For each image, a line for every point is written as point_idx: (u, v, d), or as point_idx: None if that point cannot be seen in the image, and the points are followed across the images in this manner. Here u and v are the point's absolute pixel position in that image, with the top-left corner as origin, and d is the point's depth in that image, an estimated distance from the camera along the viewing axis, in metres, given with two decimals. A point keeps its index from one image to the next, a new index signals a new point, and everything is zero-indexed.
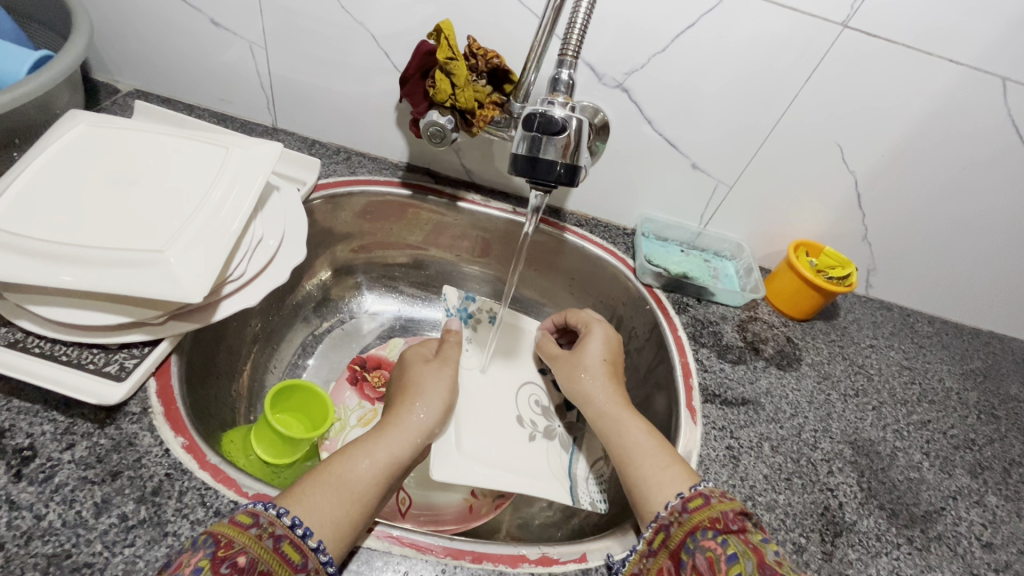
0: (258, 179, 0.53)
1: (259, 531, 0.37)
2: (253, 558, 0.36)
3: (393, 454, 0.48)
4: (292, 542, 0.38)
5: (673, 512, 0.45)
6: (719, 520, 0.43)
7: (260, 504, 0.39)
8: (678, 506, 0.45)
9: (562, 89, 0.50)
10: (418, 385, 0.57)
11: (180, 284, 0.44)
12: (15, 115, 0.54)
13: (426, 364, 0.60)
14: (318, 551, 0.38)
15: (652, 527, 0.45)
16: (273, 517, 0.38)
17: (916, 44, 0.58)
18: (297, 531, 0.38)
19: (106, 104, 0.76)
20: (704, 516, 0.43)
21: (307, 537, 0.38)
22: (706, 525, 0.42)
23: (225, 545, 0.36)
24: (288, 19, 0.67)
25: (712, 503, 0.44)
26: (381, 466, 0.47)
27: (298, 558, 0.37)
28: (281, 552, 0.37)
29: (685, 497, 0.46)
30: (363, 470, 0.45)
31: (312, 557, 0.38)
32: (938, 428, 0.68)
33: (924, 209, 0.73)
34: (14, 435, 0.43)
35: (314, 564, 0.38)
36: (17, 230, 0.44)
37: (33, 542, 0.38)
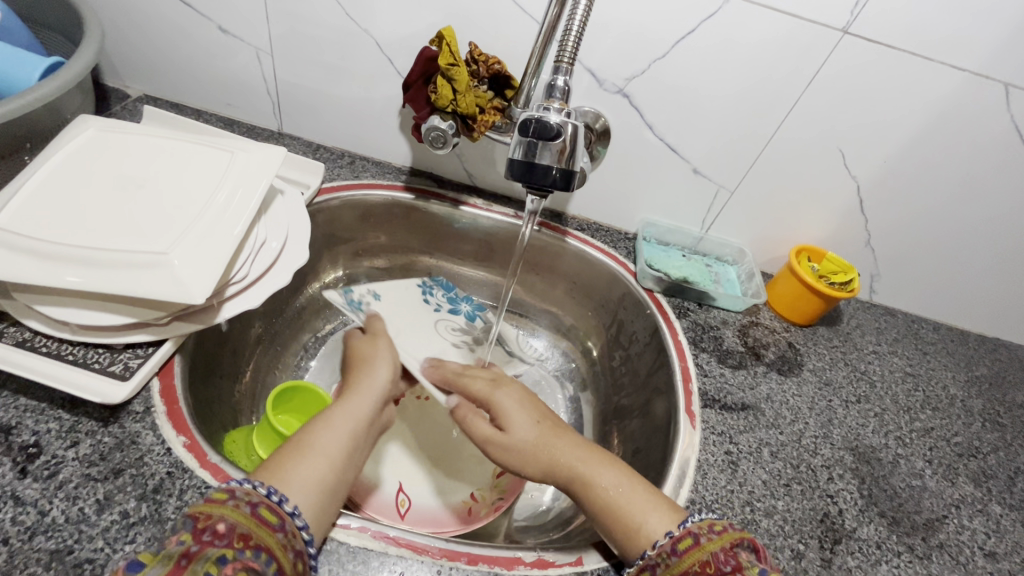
0: (261, 183, 0.53)
1: (236, 501, 0.37)
2: (233, 524, 0.35)
3: (352, 416, 0.50)
4: (269, 507, 0.38)
5: (661, 554, 0.42)
6: (710, 562, 0.41)
7: (232, 482, 0.39)
8: (667, 546, 0.43)
9: (558, 95, 0.51)
10: (366, 359, 0.59)
11: (183, 285, 0.45)
12: (27, 120, 0.55)
13: (364, 342, 0.62)
14: (294, 516, 0.39)
15: (637, 564, 0.43)
16: (249, 489, 0.38)
17: (917, 50, 0.58)
18: (274, 498, 0.39)
19: (117, 109, 0.77)
20: (695, 559, 0.41)
21: (284, 502, 0.39)
22: (698, 571, 0.40)
23: (204, 518, 0.35)
24: (294, 26, 0.68)
25: (702, 543, 0.42)
26: (342, 428, 0.48)
27: (275, 520, 0.38)
28: (258, 515, 0.37)
29: (675, 537, 0.43)
30: (330, 436, 0.47)
31: (288, 520, 0.38)
32: (941, 435, 0.67)
33: (927, 215, 0.73)
34: (21, 433, 0.44)
35: (291, 526, 0.38)
36: (28, 232, 0.45)
37: (36, 537, 0.39)
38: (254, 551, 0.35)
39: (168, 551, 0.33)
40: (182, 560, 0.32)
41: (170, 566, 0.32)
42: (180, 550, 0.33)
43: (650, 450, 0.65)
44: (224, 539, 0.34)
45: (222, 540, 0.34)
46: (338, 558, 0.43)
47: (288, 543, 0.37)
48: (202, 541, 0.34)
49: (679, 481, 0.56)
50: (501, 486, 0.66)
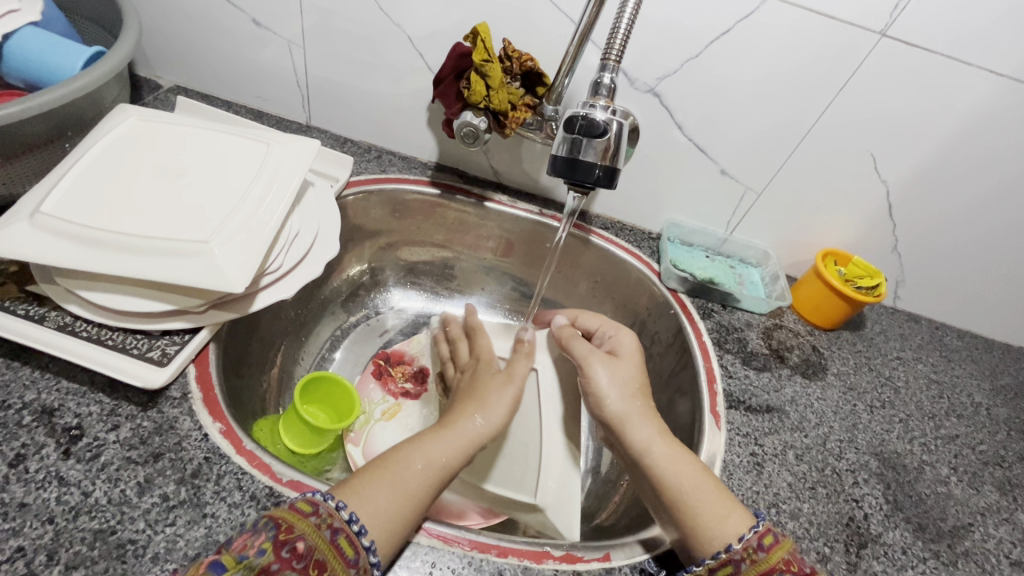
0: (297, 175, 0.54)
1: (318, 521, 0.38)
2: (311, 546, 0.37)
3: (446, 454, 0.47)
4: (348, 537, 0.38)
5: (748, 549, 0.43)
6: (791, 561, 0.43)
7: (319, 493, 0.40)
8: (754, 541, 0.43)
9: (603, 93, 0.50)
10: (480, 396, 0.55)
11: (222, 274, 0.45)
12: (69, 109, 0.56)
13: (493, 376, 0.58)
14: (369, 551, 0.39)
15: (720, 557, 0.43)
16: (333, 510, 0.39)
17: (955, 54, 0.58)
18: (354, 527, 0.39)
19: (149, 99, 0.78)
20: (778, 557, 0.43)
21: (362, 534, 0.39)
22: (784, 569, 0.42)
23: (286, 530, 0.37)
24: (327, 19, 0.68)
25: (782, 540, 0.44)
26: (433, 461, 0.46)
27: (351, 553, 0.38)
28: (337, 544, 0.38)
29: (759, 532, 0.44)
30: (416, 468, 0.45)
31: (363, 554, 0.38)
32: (966, 443, 0.67)
33: (956, 221, 0.72)
34: (63, 415, 0.44)
35: (363, 562, 0.39)
36: (73, 218, 0.46)
37: (81, 517, 0.40)
38: None
39: (251, 560, 0.35)
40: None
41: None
42: (260, 565, 0.35)
43: None
44: (300, 560, 0.36)
45: (299, 563, 0.36)
46: None
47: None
48: (280, 556, 0.36)
49: None
50: None
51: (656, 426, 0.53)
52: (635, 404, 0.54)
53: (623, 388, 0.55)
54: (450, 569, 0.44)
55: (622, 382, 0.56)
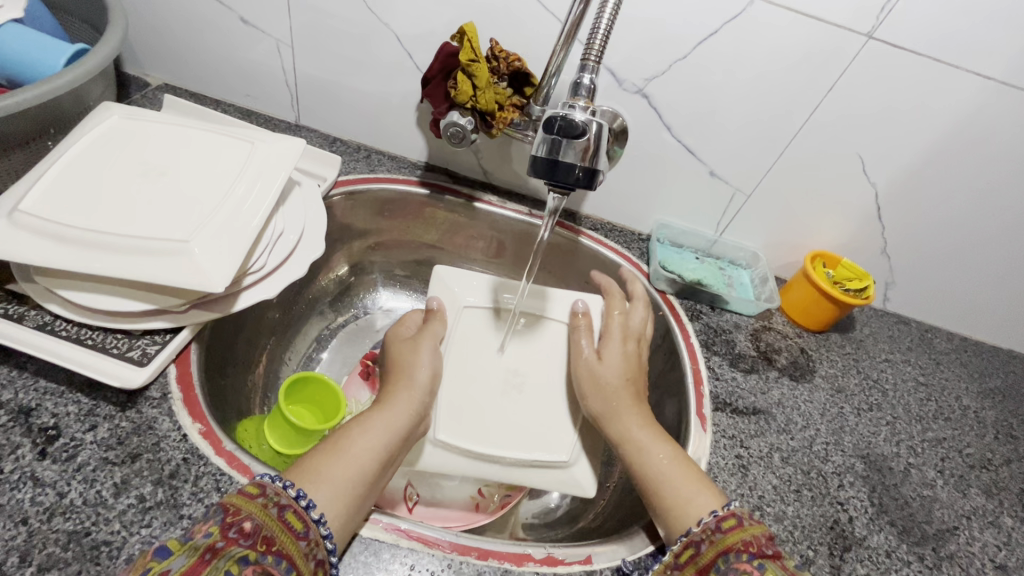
0: (280, 174, 0.54)
1: (265, 500, 0.38)
2: (259, 523, 0.37)
3: (387, 424, 0.49)
4: (296, 511, 0.39)
5: (706, 530, 0.44)
6: (751, 543, 0.42)
7: (267, 476, 0.40)
8: (711, 524, 0.44)
9: (583, 93, 0.49)
10: (403, 363, 0.56)
11: (202, 273, 0.45)
12: (52, 106, 0.55)
13: (403, 341, 0.59)
14: (318, 524, 0.39)
15: (681, 541, 0.45)
16: (280, 489, 0.39)
17: (942, 56, 0.58)
18: (302, 502, 0.39)
19: (137, 97, 0.78)
20: (737, 538, 0.43)
21: (311, 508, 0.39)
22: (741, 549, 0.41)
23: (234, 512, 0.37)
24: (315, 18, 0.68)
25: (745, 525, 0.43)
26: (377, 433, 0.48)
27: (300, 527, 0.38)
28: (285, 519, 0.38)
29: (718, 516, 0.45)
30: (360, 442, 0.46)
31: (313, 527, 0.39)
32: (953, 445, 0.67)
33: (944, 223, 0.72)
34: (40, 415, 0.44)
35: (315, 535, 0.39)
36: (53, 217, 0.46)
37: (55, 518, 0.39)
38: (275, 557, 0.36)
39: (196, 541, 0.35)
40: (205, 553, 0.34)
41: (194, 558, 0.34)
42: (206, 544, 0.35)
43: None
44: (247, 538, 0.36)
45: (246, 540, 0.35)
46: (350, 548, 0.44)
47: (309, 551, 0.38)
48: (226, 537, 0.35)
49: None
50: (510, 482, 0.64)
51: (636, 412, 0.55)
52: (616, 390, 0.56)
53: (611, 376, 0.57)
54: (429, 572, 0.44)
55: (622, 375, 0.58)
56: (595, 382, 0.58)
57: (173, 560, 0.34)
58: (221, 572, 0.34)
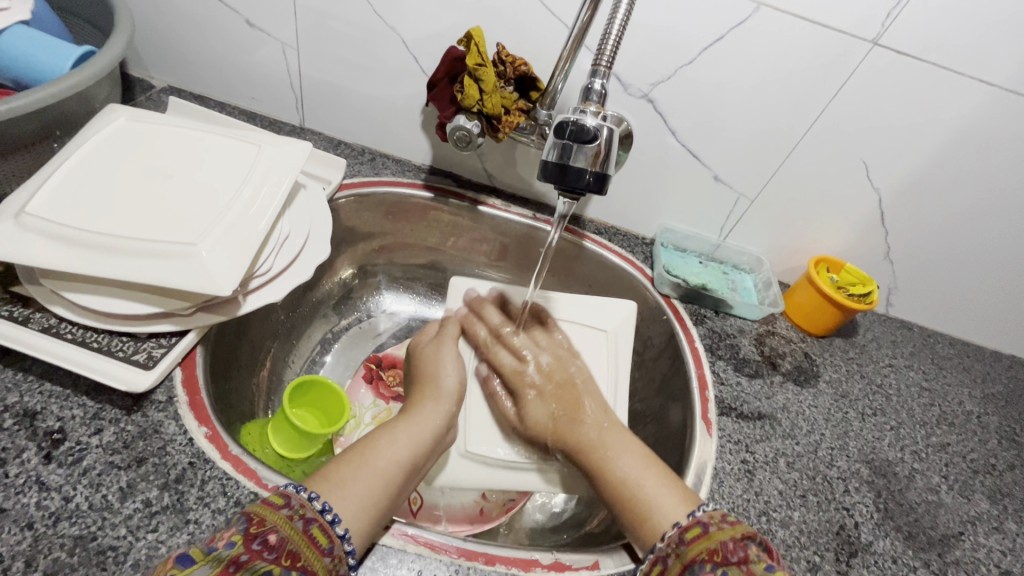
0: (287, 177, 0.54)
1: (290, 512, 0.37)
2: (283, 537, 0.36)
3: (413, 433, 0.51)
4: (321, 526, 0.38)
5: (670, 544, 0.43)
6: (718, 551, 0.41)
7: (291, 487, 0.40)
8: (676, 536, 0.43)
9: (595, 98, 0.50)
10: (432, 374, 0.60)
11: (209, 276, 0.45)
12: (58, 108, 0.55)
13: (431, 352, 0.63)
14: (342, 539, 0.39)
15: (649, 558, 0.44)
16: (304, 501, 0.39)
17: (946, 63, 0.58)
18: (327, 517, 0.39)
19: (141, 99, 0.78)
20: (701, 548, 0.41)
21: (335, 523, 0.39)
22: (704, 559, 0.40)
23: (258, 522, 0.36)
24: (320, 21, 0.68)
25: (711, 532, 0.42)
26: (404, 443, 0.50)
27: (325, 542, 0.38)
28: (310, 533, 0.37)
29: (683, 527, 0.44)
30: (387, 451, 0.48)
31: (337, 543, 0.38)
32: (957, 451, 0.67)
33: (947, 229, 0.72)
34: (46, 418, 0.44)
35: (339, 551, 0.38)
36: (60, 219, 0.45)
37: (60, 523, 0.39)
38: (299, 573, 0.35)
39: (219, 552, 0.34)
40: (229, 566, 0.33)
41: (218, 570, 0.33)
42: (230, 556, 0.34)
43: (664, 457, 0.65)
44: (271, 552, 0.35)
45: (271, 553, 0.35)
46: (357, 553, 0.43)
47: (332, 568, 0.37)
48: (250, 548, 0.35)
49: (695, 487, 0.56)
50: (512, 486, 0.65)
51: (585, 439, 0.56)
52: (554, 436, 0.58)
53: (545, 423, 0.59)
54: None
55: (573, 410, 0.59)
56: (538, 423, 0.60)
57: (196, 571, 0.33)
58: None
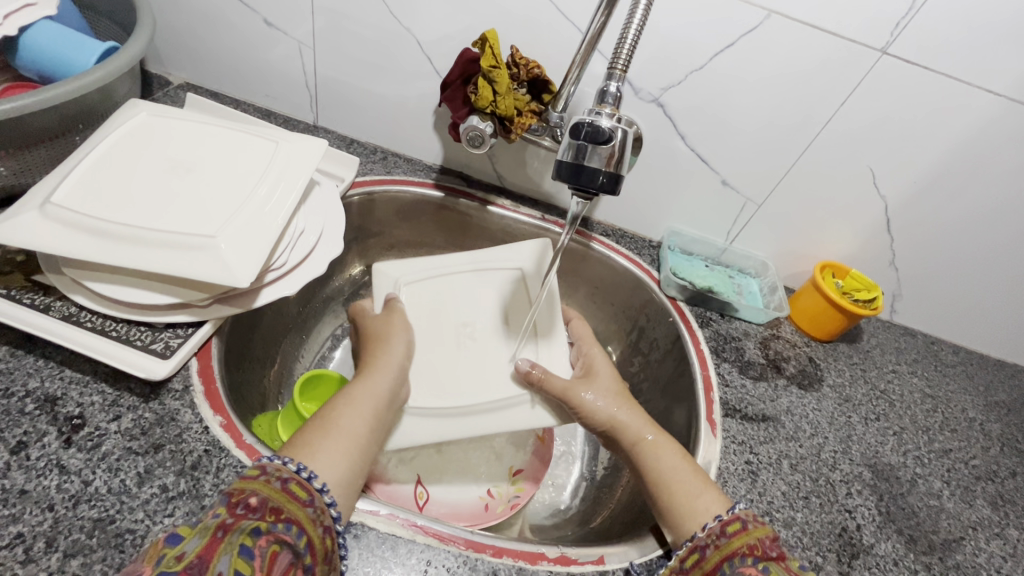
0: (304, 174, 0.55)
1: (267, 476, 0.39)
2: (265, 497, 0.37)
3: (372, 392, 0.51)
4: (298, 482, 0.39)
5: (711, 535, 0.45)
6: (755, 547, 0.43)
7: (262, 458, 0.41)
8: (716, 528, 0.45)
9: (609, 101, 0.51)
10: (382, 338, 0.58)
11: (228, 268, 0.46)
12: (81, 103, 0.56)
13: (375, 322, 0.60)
14: (323, 492, 0.40)
15: (687, 545, 0.45)
16: (279, 466, 0.40)
17: (954, 73, 0.59)
18: (303, 475, 0.40)
19: (159, 95, 0.79)
20: (742, 542, 0.43)
21: (312, 479, 0.40)
22: (745, 553, 0.42)
23: (236, 491, 0.37)
24: (337, 22, 0.69)
25: (750, 529, 0.44)
26: (363, 403, 0.49)
27: (305, 495, 0.39)
28: (289, 490, 0.39)
29: (724, 520, 0.45)
30: (348, 412, 0.47)
31: (317, 495, 0.40)
32: (959, 457, 0.67)
33: (952, 236, 0.73)
34: (66, 404, 0.45)
35: (319, 502, 0.40)
36: (84, 210, 0.47)
37: (80, 505, 0.40)
38: (286, 524, 0.37)
39: (205, 523, 0.35)
40: (217, 531, 0.34)
41: (207, 538, 0.34)
42: (217, 522, 0.35)
43: None
44: (256, 512, 0.36)
45: (255, 513, 0.36)
46: (367, 541, 0.44)
47: (318, 518, 0.39)
48: (234, 514, 0.36)
49: None
50: (518, 484, 0.66)
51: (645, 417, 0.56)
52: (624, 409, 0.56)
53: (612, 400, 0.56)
54: (445, 568, 0.44)
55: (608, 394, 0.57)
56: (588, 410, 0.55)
57: (185, 545, 0.33)
58: (236, 546, 0.34)
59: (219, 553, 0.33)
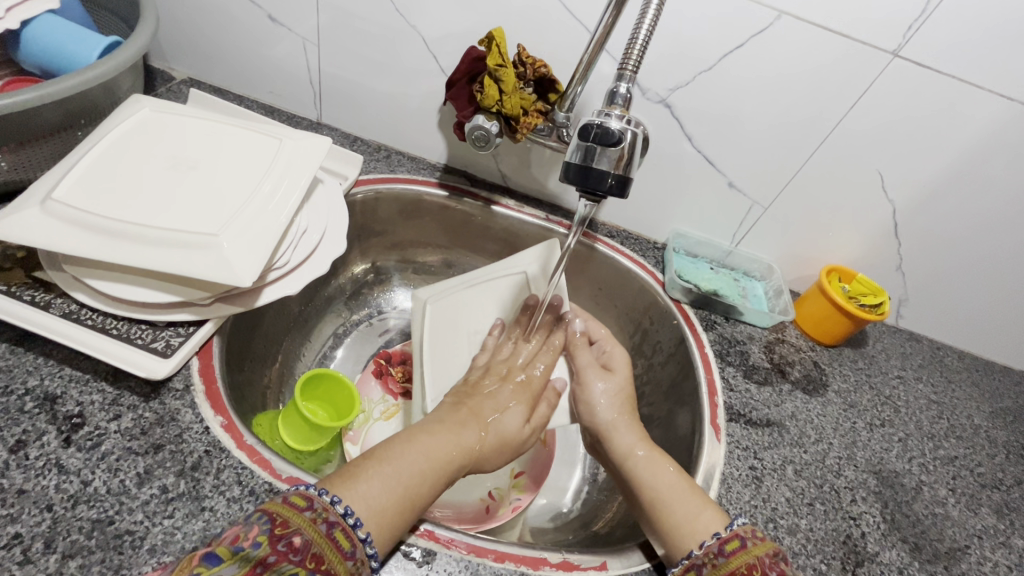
0: (307, 173, 0.54)
1: (313, 515, 0.37)
2: (308, 540, 0.36)
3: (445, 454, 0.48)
4: (344, 530, 0.38)
5: (708, 554, 0.44)
6: (755, 566, 0.41)
7: (312, 488, 0.39)
8: (715, 546, 0.44)
9: (619, 102, 0.50)
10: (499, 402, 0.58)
11: (230, 267, 0.45)
12: (84, 98, 0.56)
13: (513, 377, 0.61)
14: (365, 543, 0.39)
15: (682, 564, 0.45)
16: (327, 504, 0.39)
17: (966, 76, 0.58)
18: (350, 520, 0.39)
19: (162, 90, 0.79)
20: (740, 561, 0.42)
21: (358, 527, 0.39)
22: (744, 572, 0.41)
23: (282, 524, 0.36)
24: (342, 19, 0.69)
25: (748, 546, 0.43)
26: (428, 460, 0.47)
27: (347, 546, 0.38)
28: (333, 537, 0.37)
29: (722, 538, 0.44)
30: (412, 456, 0.46)
31: (359, 547, 0.38)
32: (965, 464, 0.67)
33: (960, 242, 0.72)
34: (65, 403, 0.44)
35: (361, 555, 0.38)
36: (86, 207, 0.46)
37: (79, 506, 0.40)
38: None
39: (246, 552, 0.34)
40: (257, 567, 0.34)
41: (246, 570, 0.33)
42: (258, 556, 0.34)
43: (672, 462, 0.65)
44: (296, 555, 0.35)
45: (296, 556, 0.35)
46: None
47: (354, 571, 0.38)
48: (275, 550, 0.35)
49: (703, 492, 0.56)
50: (519, 486, 0.66)
51: (640, 434, 0.57)
52: (624, 416, 0.59)
53: (614, 402, 0.60)
54: (446, 572, 0.44)
55: (617, 397, 0.60)
56: (594, 397, 0.60)
57: (223, 569, 0.33)
58: None
59: None
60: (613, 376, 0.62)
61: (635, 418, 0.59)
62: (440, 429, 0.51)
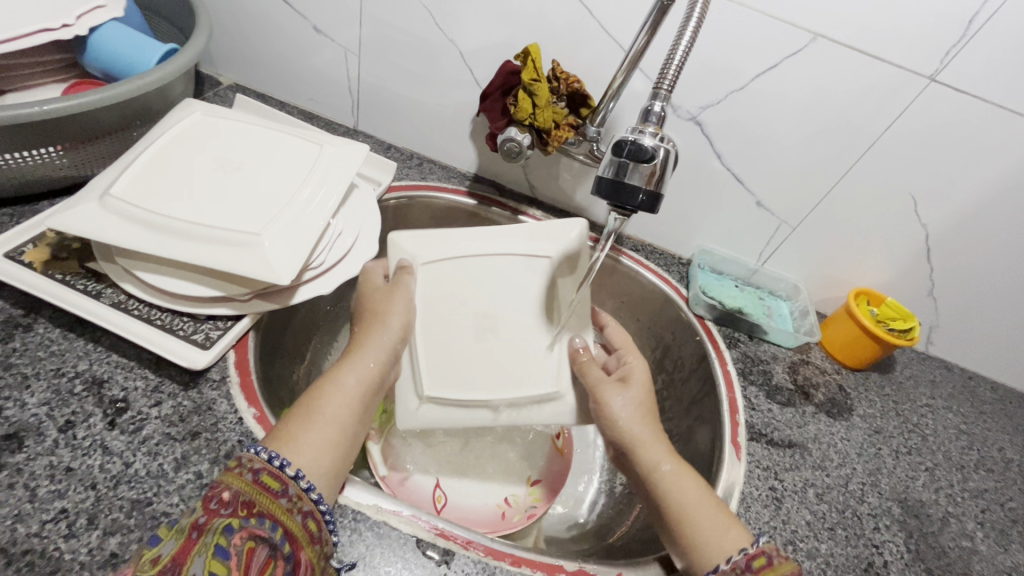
0: (345, 178, 0.56)
1: (238, 469, 0.39)
2: (237, 492, 0.38)
3: (355, 387, 0.50)
4: (270, 473, 0.40)
5: (734, 570, 0.42)
6: None
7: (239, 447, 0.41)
8: (742, 563, 0.42)
9: (653, 120, 0.50)
10: (376, 311, 0.59)
11: (269, 264, 0.47)
12: (140, 101, 0.59)
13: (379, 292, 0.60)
14: (296, 479, 0.40)
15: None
16: (251, 456, 0.40)
17: (1005, 103, 0.58)
18: (275, 463, 0.41)
19: (209, 95, 0.83)
20: None
21: (285, 467, 0.40)
22: None
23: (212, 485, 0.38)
24: (383, 32, 0.72)
25: (776, 564, 0.41)
26: (347, 393, 0.49)
27: (277, 486, 0.40)
28: (261, 482, 0.39)
29: (749, 554, 0.43)
30: (335, 398, 0.48)
31: (291, 484, 0.40)
32: (995, 498, 0.65)
33: (994, 270, 0.71)
34: (111, 387, 0.47)
35: (295, 491, 0.40)
36: (140, 203, 0.49)
37: (120, 486, 0.42)
38: (259, 518, 0.37)
39: (180, 525, 0.36)
40: (192, 533, 0.35)
41: (182, 540, 0.35)
42: (190, 523, 0.36)
43: None
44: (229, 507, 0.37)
45: (227, 508, 0.37)
46: (391, 541, 0.45)
47: (293, 506, 0.40)
48: (208, 509, 0.37)
49: None
50: (536, 494, 0.66)
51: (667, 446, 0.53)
52: (648, 429, 0.54)
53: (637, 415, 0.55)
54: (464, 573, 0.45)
55: (635, 409, 0.56)
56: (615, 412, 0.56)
57: (162, 546, 0.35)
58: (210, 546, 0.35)
59: (194, 555, 0.34)
60: (630, 389, 0.57)
61: (657, 429, 0.55)
62: (353, 359, 0.53)
